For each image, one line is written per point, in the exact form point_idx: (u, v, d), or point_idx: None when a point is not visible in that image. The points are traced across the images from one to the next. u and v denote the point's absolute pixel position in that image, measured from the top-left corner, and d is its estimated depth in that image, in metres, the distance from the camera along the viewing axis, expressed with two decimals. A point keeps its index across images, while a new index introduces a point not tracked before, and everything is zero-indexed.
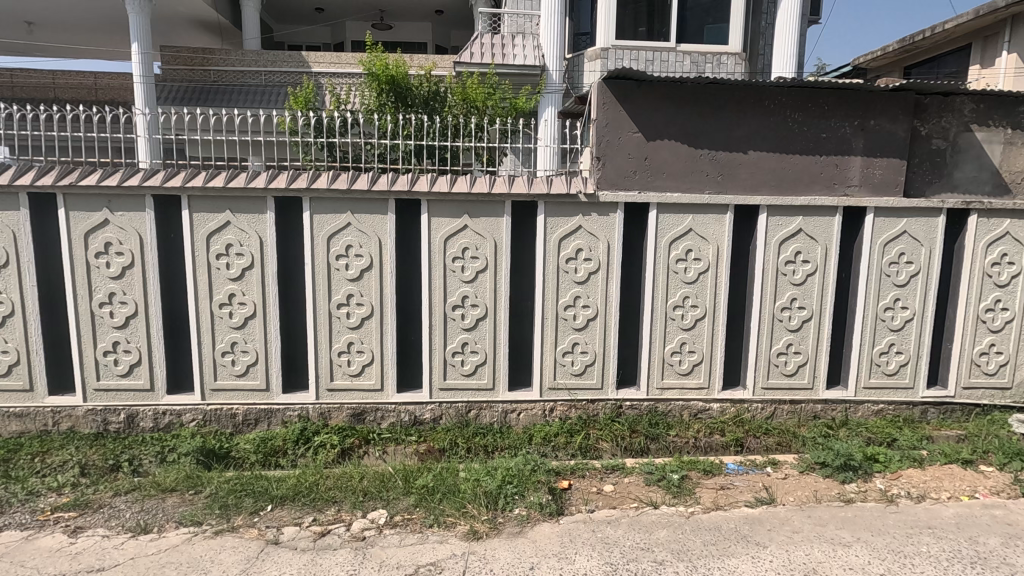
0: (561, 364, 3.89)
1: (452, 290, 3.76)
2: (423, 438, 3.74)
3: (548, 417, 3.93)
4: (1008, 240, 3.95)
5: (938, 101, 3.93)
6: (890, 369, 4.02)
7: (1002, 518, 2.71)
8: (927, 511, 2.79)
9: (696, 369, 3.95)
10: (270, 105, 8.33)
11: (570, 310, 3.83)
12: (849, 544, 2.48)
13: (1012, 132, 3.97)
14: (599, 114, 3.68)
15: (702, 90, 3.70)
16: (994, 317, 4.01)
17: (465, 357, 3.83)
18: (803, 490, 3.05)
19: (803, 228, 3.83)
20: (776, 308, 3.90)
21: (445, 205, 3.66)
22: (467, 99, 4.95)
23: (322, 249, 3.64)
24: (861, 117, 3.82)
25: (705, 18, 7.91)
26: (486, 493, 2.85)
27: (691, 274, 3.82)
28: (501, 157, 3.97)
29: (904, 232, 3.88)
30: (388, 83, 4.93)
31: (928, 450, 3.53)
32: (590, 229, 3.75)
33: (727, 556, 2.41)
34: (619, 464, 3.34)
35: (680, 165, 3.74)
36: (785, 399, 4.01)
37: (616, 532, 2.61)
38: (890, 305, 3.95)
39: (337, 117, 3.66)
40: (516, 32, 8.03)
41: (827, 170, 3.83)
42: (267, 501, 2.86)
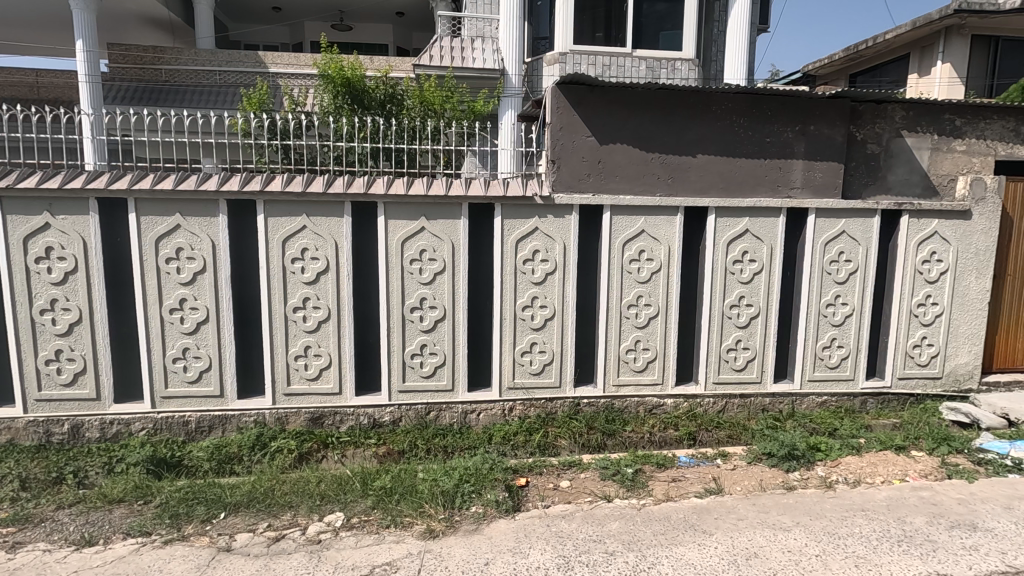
0: (520, 363, 3.94)
1: (410, 292, 3.77)
2: (382, 440, 3.75)
3: (507, 416, 3.98)
4: (938, 239, 4.21)
5: (871, 108, 4.19)
6: (832, 362, 4.22)
7: (928, 499, 2.89)
8: (861, 495, 2.96)
9: (651, 365, 4.06)
10: (224, 105, 8.15)
11: (528, 310, 3.89)
12: (788, 529, 2.61)
13: (939, 137, 4.26)
14: (554, 118, 3.77)
15: (653, 95, 3.83)
16: (926, 311, 4.27)
17: (424, 359, 3.85)
18: (750, 479, 3.20)
19: (749, 228, 4.00)
20: (725, 306, 4.06)
21: (403, 207, 3.68)
22: (425, 102, 4.96)
23: (276, 253, 3.60)
24: (802, 123, 4.02)
25: (661, 24, 8.12)
26: (443, 493, 2.89)
27: (644, 274, 3.94)
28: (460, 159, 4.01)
29: (843, 232, 4.09)
30: (344, 86, 4.85)
31: (866, 438, 3.74)
32: (547, 231, 3.82)
33: (675, 545, 2.49)
34: (576, 461, 3.43)
35: (633, 168, 3.86)
36: (735, 393, 4.17)
37: (569, 525, 2.68)
38: (831, 301, 4.15)
39: (292, 119, 3.62)
40: (476, 36, 8.06)
41: (771, 173, 4.01)
42: (220, 509, 2.82)
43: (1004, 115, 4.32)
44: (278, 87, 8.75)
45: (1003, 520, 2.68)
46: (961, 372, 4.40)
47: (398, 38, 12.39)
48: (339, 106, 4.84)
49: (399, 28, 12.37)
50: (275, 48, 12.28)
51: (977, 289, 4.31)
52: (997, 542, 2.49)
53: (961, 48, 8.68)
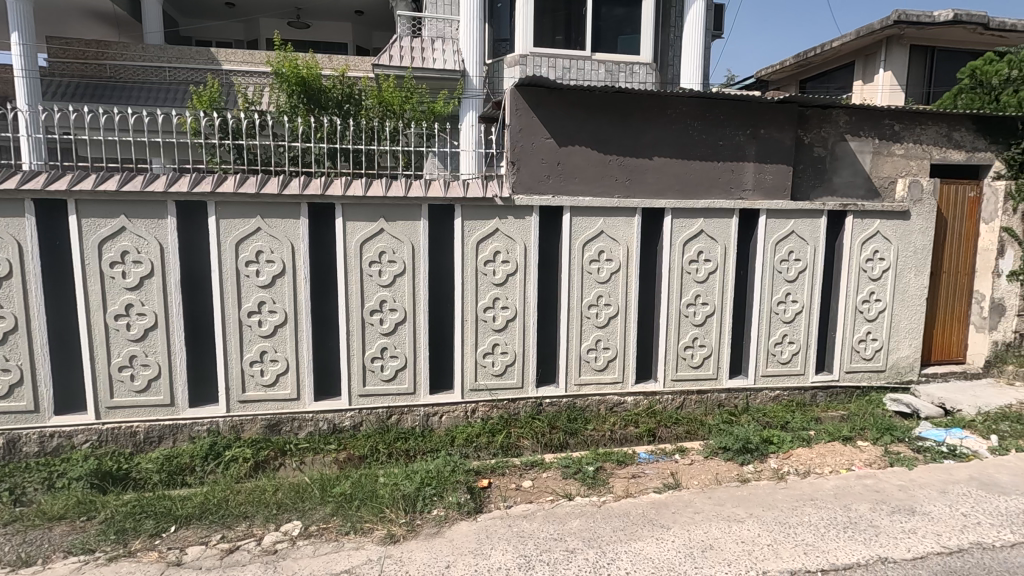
0: (482, 365, 3.94)
1: (369, 294, 3.72)
2: (343, 446, 3.68)
3: (470, 418, 3.97)
4: (880, 238, 4.41)
5: (817, 113, 4.38)
6: (784, 357, 4.38)
7: (872, 486, 3.04)
8: (811, 484, 3.08)
9: (611, 364, 4.13)
10: (174, 103, 7.86)
11: (489, 312, 3.89)
12: (742, 520, 2.69)
13: (879, 142, 4.50)
14: (513, 120, 3.79)
15: (610, 98, 3.89)
16: (870, 307, 4.47)
17: (384, 362, 3.80)
18: (706, 473, 3.29)
19: (704, 229, 4.10)
20: (682, 305, 4.15)
21: (361, 209, 3.63)
22: (383, 102, 4.90)
23: (229, 255, 3.49)
24: (753, 127, 4.16)
25: (620, 28, 8.25)
26: (405, 497, 2.86)
27: (604, 274, 3.99)
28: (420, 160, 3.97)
29: (792, 232, 4.25)
30: (299, 84, 4.71)
31: (815, 430, 3.89)
32: (507, 232, 3.83)
33: (634, 540, 2.53)
34: (538, 460, 3.47)
35: (592, 170, 3.91)
36: (692, 389, 4.27)
37: (531, 525, 2.69)
38: (782, 299, 4.30)
39: (245, 118, 3.51)
40: (437, 36, 8.01)
41: (724, 176, 4.13)
42: (171, 522, 2.71)
43: (938, 121, 4.62)
44: (230, 85, 8.50)
45: (939, 504, 2.84)
46: (903, 364, 4.63)
47: (357, 37, 12.22)
48: (294, 105, 4.72)
49: (358, 26, 12.19)
50: (229, 45, 11.91)
51: (916, 285, 4.55)
52: (933, 525, 2.63)
53: (900, 57, 9.15)
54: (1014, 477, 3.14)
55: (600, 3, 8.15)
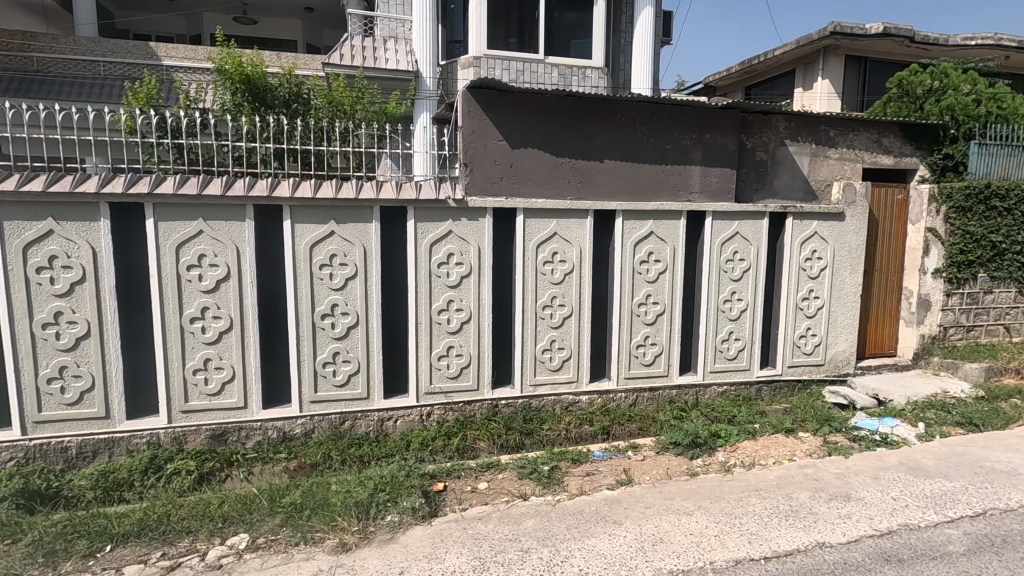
0: (437, 368, 3.91)
1: (320, 298, 3.63)
2: (294, 454, 3.58)
3: (425, 421, 3.94)
4: (817, 239, 4.64)
5: (759, 119, 4.57)
6: (730, 353, 4.54)
7: (811, 475, 3.19)
8: (756, 476, 3.21)
9: (566, 364, 4.17)
10: (108, 98, 7.44)
11: (443, 314, 3.87)
12: (691, 512, 2.78)
13: (816, 146, 4.74)
14: (465, 121, 3.78)
15: (562, 101, 3.94)
16: (809, 304, 4.70)
17: (336, 367, 3.72)
18: (657, 469, 3.38)
19: (654, 230, 4.21)
20: (634, 305, 4.25)
21: (310, 211, 3.54)
22: (333, 102, 4.79)
23: (169, 259, 3.35)
24: (699, 131, 4.30)
25: (572, 33, 8.37)
26: (357, 504, 2.81)
27: (558, 275, 4.04)
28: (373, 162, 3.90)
29: (736, 233, 4.41)
30: (243, 83, 4.51)
31: (760, 424, 4.06)
32: (461, 234, 3.82)
33: (587, 537, 2.57)
34: (494, 462, 3.48)
35: (544, 172, 3.95)
36: (645, 387, 4.37)
37: (486, 526, 2.69)
38: (728, 297, 4.46)
39: (186, 117, 3.37)
40: (389, 36, 7.91)
41: (672, 179, 4.25)
42: (106, 541, 2.57)
43: (869, 127, 4.90)
44: (170, 81, 8.08)
45: (871, 489, 3.00)
46: (840, 358, 4.87)
47: (307, 35, 11.94)
48: (238, 104, 4.52)
49: (307, 24, 11.91)
50: (169, 40, 11.41)
51: (851, 283, 4.81)
52: (866, 509, 2.78)
53: (837, 66, 9.64)
54: (938, 461, 3.36)
55: (552, 8, 8.24)
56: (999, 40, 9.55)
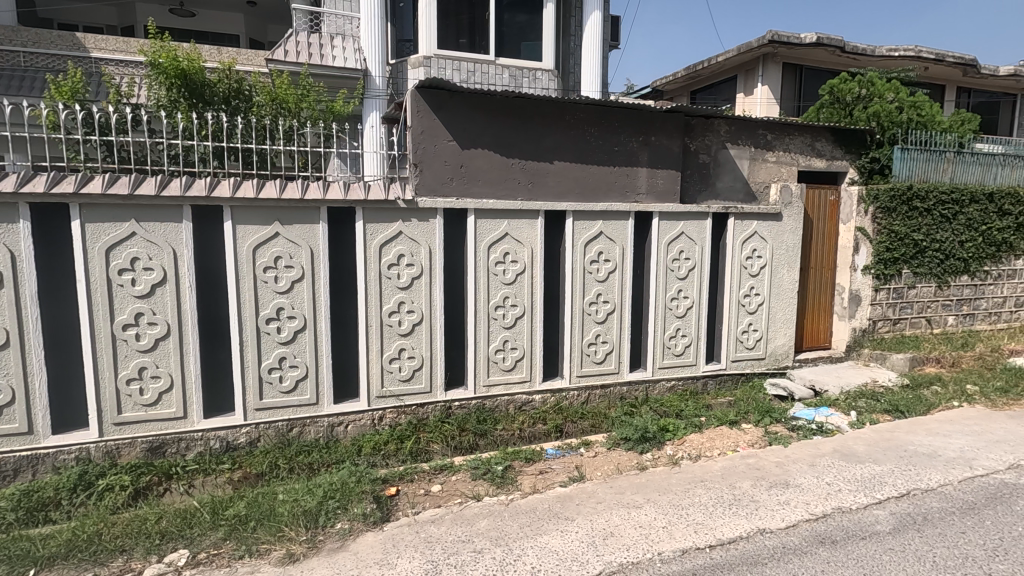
0: (388, 371, 3.85)
1: (265, 302, 3.51)
2: (238, 465, 3.45)
3: (377, 426, 3.88)
4: (757, 238, 4.85)
5: (702, 123, 4.74)
6: (678, 350, 4.68)
7: (753, 464, 3.34)
8: (701, 467, 3.32)
9: (519, 364, 4.19)
10: (27, 90, 6.93)
11: (394, 317, 3.81)
12: (640, 505, 2.84)
13: (755, 150, 4.96)
14: (414, 121, 3.75)
15: (511, 102, 3.97)
16: (751, 301, 4.90)
17: (283, 373, 3.60)
18: (608, 464, 3.45)
19: (603, 231, 4.29)
20: (585, 304, 4.32)
21: (253, 212, 3.42)
22: (277, 100, 4.62)
23: (98, 263, 3.16)
24: (645, 134, 4.42)
25: (521, 35, 8.43)
26: (306, 513, 2.73)
27: (509, 275, 4.06)
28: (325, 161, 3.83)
29: (682, 233, 4.55)
30: (178, 77, 4.30)
31: (706, 417, 4.21)
32: (411, 235, 3.78)
33: (539, 534, 2.59)
34: (448, 464, 3.48)
35: (494, 173, 3.97)
36: (596, 384, 4.45)
37: (438, 529, 2.67)
38: (675, 296, 4.60)
39: (115, 112, 3.19)
40: (336, 33, 7.72)
41: (620, 180, 4.35)
42: (28, 565, 2.39)
43: (803, 132, 5.16)
44: (98, 75, 7.68)
45: (808, 476, 3.16)
46: (780, 352, 5.11)
47: (250, 30, 11.54)
48: (173, 100, 4.33)
49: (250, 18, 11.51)
50: (98, 30, 10.76)
51: (790, 280, 5.04)
52: (803, 495, 2.93)
53: (775, 73, 10.10)
54: (868, 446, 3.57)
55: (502, 9, 8.26)
56: (919, 52, 10.24)
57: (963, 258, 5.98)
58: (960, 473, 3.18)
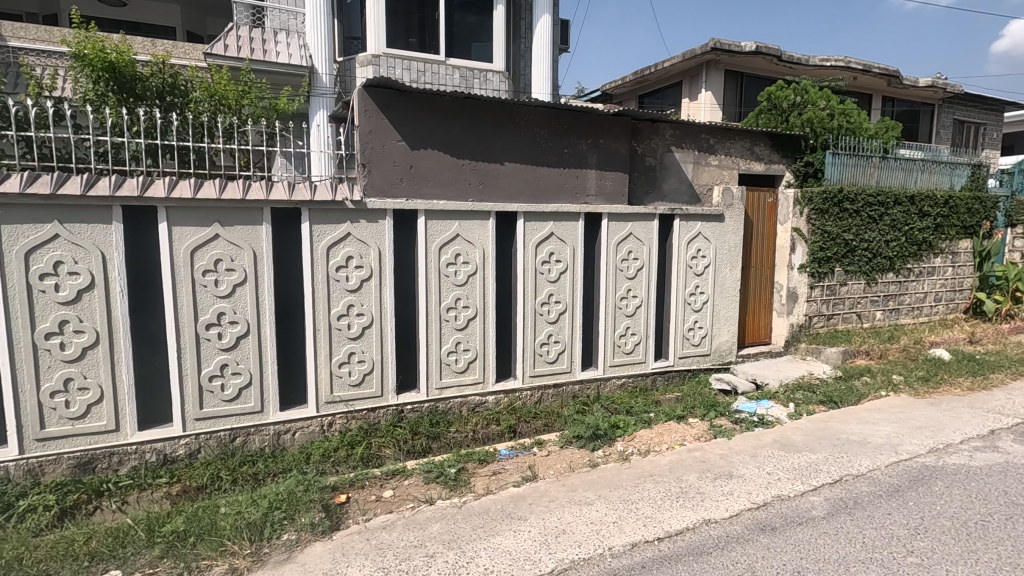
0: (337, 375, 3.76)
1: (204, 306, 3.36)
2: (176, 478, 3.28)
3: (327, 432, 3.78)
4: (701, 239, 5.02)
5: (648, 126, 4.88)
6: (628, 348, 4.79)
7: (699, 457, 3.45)
8: (650, 462, 3.41)
9: (471, 365, 4.18)
10: None
11: (343, 320, 3.73)
12: (592, 502, 2.89)
13: (698, 153, 5.17)
14: (362, 121, 3.68)
15: (461, 103, 3.96)
16: (696, 299, 5.07)
17: (225, 381, 3.46)
18: (561, 463, 3.50)
19: (554, 231, 4.34)
20: (537, 305, 4.36)
21: (190, 213, 3.27)
22: (217, 96, 4.34)
23: (16, 268, 2.94)
24: (594, 136, 4.50)
25: (472, 36, 8.41)
26: (250, 526, 2.63)
27: (461, 276, 4.04)
28: (271, 160, 3.71)
29: (630, 234, 4.66)
30: (107, 71, 3.96)
31: (655, 412, 4.33)
32: (359, 236, 3.71)
33: (492, 535, 2.59)
34: (400, 468, 3.43)
35: (444, 174, 3.95)
36: (549, 384, 4.49)
37: (390, 535, 2.62)
38: (624, 295, 4.71)
39: (34, 105, 2.97)
40: (280, 29, 7.51)
41: (569, 181, 4.42)
42: None
43: (743, 137, 5.41)
44: (15, 65, 7.14)
45: (750, 466, 3.30)
46: (723, 348, 5.31)
47: (188, 22, 11.05)
48: (102, 93, 3.91)
49: (188, 9, 10.97)
50: (17, 17, 9.99)
51: (732, 278, 5.25)
52: (746, 485, 3.05)
53: (718, 80, 10.49)
54: (805, 436, 3.76)
55: (452, 10, 8.22)
56: (848, 62, 10.86)
57: (889, 257, 6.39)
58: (887, 458, 3.39)
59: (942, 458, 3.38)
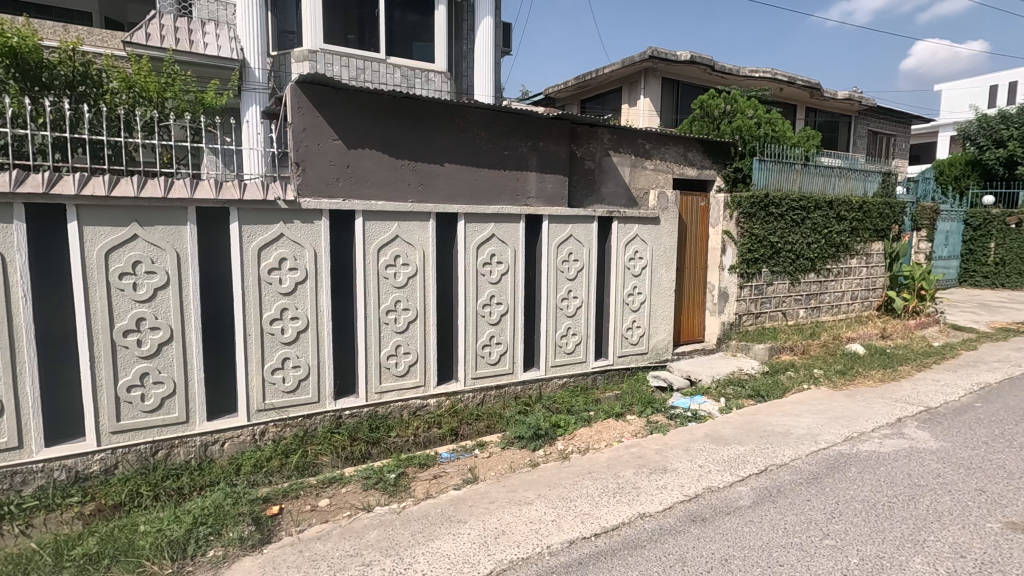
0: (271, 382, 3.62)
1: (121, 312, 3.15)
2: (90, 496, 3.05)
3: (259, 442, 3.62)
4: (639, 241, 5.17)
5: (586, 131, 5.00)
6: (569, 348, 4.87)
7: (636, 453, 3.55)
8: (590, 459, 3.47)
9: (412, 369, 4.12)
10: None
11: (277, 324, 3.59)
12: (532, 501, 2.91)
13: (635, 158, 5.33)
14: (296, 118, 3.56)
15: (399, 103, 3.90)
16: (634, 299, 5.22)
17: (145, 391, 3.25)
18: (502, 463, 3.52)
19: (495, 233, 4.35)
20: (479, 306, 4.35)
21: (105, 211, 3.05)
22: (135, 88, 4.09)
23: None
24: (534, 140, 4.56)
25: (413, 36, 8.31)
26: (172, 543, 2.48)
27: (401, 279, 3.97)
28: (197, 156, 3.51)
29: (570, 236, 4.74)
30: (6, 56, 3.52)
31: (594, 411, 4.42)
32: (293, 237, 3.58)
33: (431, 540, 2.56)
34: (337, 475, 3.34)
35: (383, 174, 3.89)
36: (491, 385, 4.50)
37: (325, 546, 2.54)
38: (565, 296, 4.78)
39: None
40: (209, 19, 7.18)
41: (510, 184, 4.45)
42: None
43: (676, 143, 5.64)
44: None
45: (684, 460, 3.42)
46: (660, 346, 5.49)
47: (105, 8, 10.18)
48: (4, 80, 3.48)
49: None
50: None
51: (667, 279, 5.43)
52: (679, 478, 3.17)
53: (655, 87, 10.84)
54: (734, 429, 3.95)
55: (393, 8, 8.08)
56: (774, 74, 11.50)
57: (810, 258, 6.80)
58: (808, 448, 3.61)
59: (856, 446, 3.64)
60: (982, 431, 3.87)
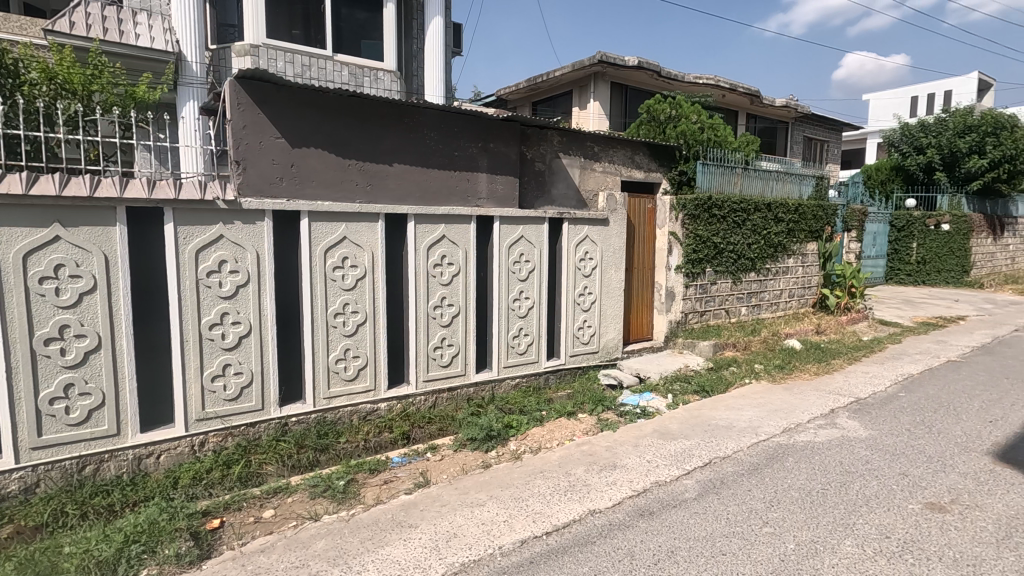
0: (211, 390, 3.46)
1: (42, 319, 2.94)
2: (7, 518, 2.83)
3: (198, 453, 3.46)
4: (589, 242, 5.25)
5: (536, 133, 5.03)
6: (521, 348, 4.89)
7: (587, 450, 3.61)
8: (541, 459, 3.49)
9: (361, 373, 4.03)
10: None
11: (216, 329, 3.44)
12: (484, 503, 2.91)
13: (584, 160, 5.41)
14: (236, 114, 3.43)
15: (346, 101, 3.82)
16: (584, 299, 5.30)
17: (70, 403, 3.04)
18: (454, 466, 3.50)
19: (446, 234, 4.32)
20: (430, 308, 4.31)
21: (24, 212, 2.85)
22: (57, 79, 3.81)
23: None
24: (484, 141, 4.55)
25: (361, 33, 8.13)
26: (101, 564, 2.34)
27: (349, 281, 3.88)
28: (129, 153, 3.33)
29: (521, 237, 4.76)
30: None
31: (546, 410, 4.46)
32: (234, 238, 3.44)
33: (381, 546, 2.51)
34: (283, 485, 3.23)
35: (329, 174, 3.79)
36: (443, 387, 4.46)
37: (269, 558, 2.45)
38: (517, 297, 4.80)
39: None
40: (141, 9, 6.84)
41: (460, 185, 4.43)
42: None
43: (624, 146, 5.76)
44: None
45: (633, 456, 3.50)
46: (610, 345, 5.59)
47: None
48: None
49: None
50: None
51: (617, 279, 5.54)
52: (627, 474, 3.24)
53: (605, 91, 11.05)
54: (680, 424, 4.07)
55: (340, 3, 7.89)
56: (717, 81, 11.93)
57: (751, 258, 7.10)
58: (749, 440, 3.76)
59: (793, 436, 3.82)
60: (906, 419, 4.14)
